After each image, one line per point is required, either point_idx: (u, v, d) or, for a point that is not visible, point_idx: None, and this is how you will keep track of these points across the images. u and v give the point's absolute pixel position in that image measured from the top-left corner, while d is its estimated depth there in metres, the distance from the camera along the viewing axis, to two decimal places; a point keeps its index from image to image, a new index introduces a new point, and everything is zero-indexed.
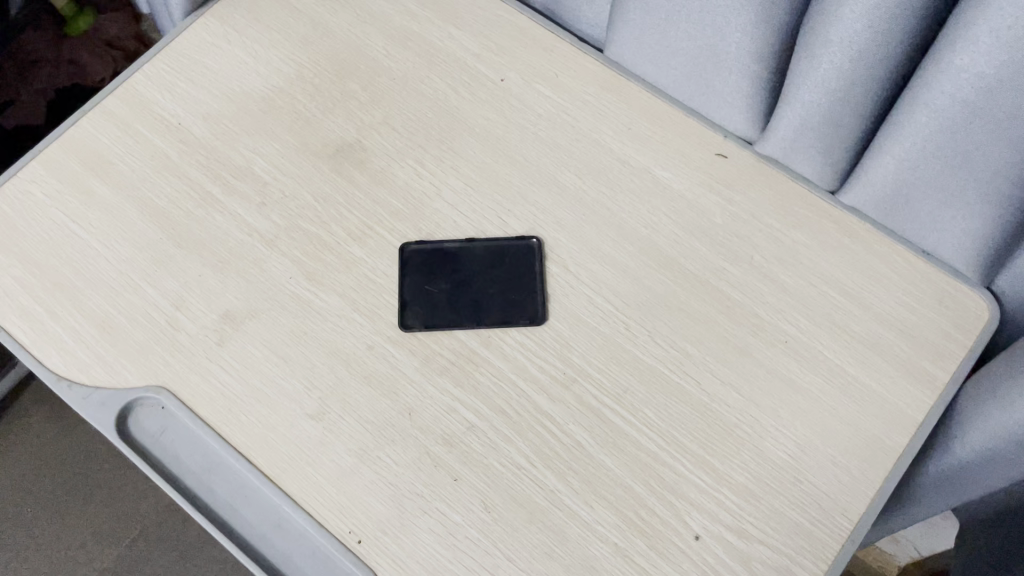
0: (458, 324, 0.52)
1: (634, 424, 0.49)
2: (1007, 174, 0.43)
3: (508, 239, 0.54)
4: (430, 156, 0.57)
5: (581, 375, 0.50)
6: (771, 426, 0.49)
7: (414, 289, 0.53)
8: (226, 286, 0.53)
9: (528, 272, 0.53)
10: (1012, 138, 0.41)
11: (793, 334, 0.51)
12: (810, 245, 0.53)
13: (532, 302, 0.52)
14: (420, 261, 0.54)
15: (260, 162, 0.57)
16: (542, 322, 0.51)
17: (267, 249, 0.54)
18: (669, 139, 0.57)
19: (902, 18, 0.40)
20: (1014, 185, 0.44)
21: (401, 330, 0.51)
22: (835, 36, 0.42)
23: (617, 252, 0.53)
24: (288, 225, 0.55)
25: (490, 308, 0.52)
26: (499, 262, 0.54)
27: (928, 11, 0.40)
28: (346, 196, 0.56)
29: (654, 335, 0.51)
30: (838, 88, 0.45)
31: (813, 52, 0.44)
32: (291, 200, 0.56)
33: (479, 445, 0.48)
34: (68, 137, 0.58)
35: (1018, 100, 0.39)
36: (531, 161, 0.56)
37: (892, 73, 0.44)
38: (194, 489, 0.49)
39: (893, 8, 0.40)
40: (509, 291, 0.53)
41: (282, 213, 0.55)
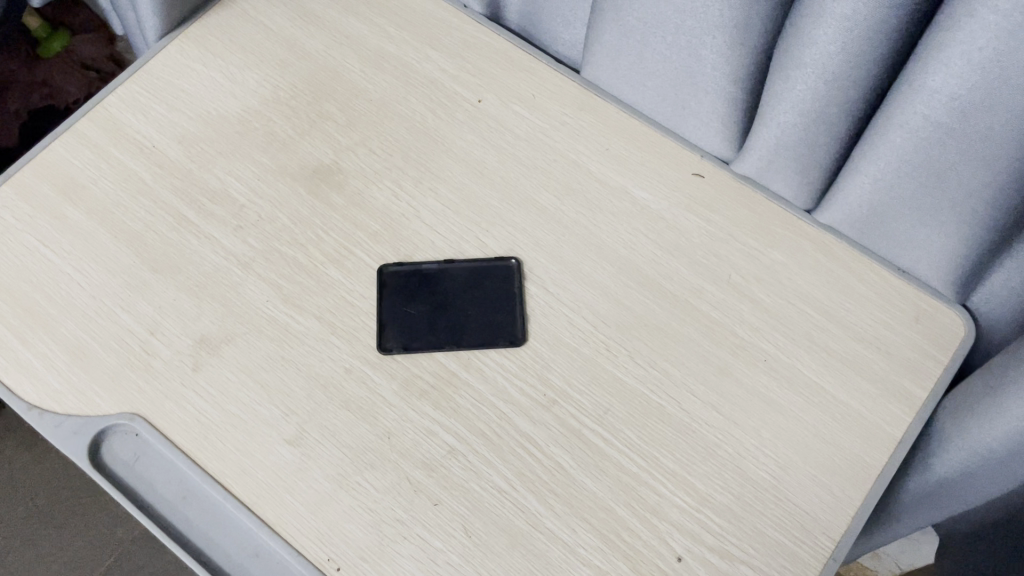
0: (437, 346, 0.51)
1: (616, 445, 0.49)
2: (981, 195, 0.44)
3: (487, 260, 0.54)
4: (408, 177, 0.57)
5: (562, 396, 0.50)
6: (752, 446, 0.49)
7: (394, 310, 0.52)
8: (202, 311, 0.52)
9: (507, 293, 0.53)
10: (986, 158, 0.41)
11: (772, 352, 0.51)
12: (788, 263, 0.53)
13: (512, 323, 0.52)
14: (400, 282, 0.53)
15: (236, 185, 0.56)
16: (521, 343, 0.51)
17: (243, 273, 0.53)
18: (647, 160, 0.57)
19: (874, 41, 0.40)
20: (987, 204, 0.44)
21: (379, 352, 0.51)
22: (810, 57, 0.42)
23: (596, 272, 0.53)
24: (264, 248, 0.54)
25: (471, 329, 0.52)
26: (479, 283, 0.53)
27: (901, 33, 0.40)
28: (322, 219, 0.55)
29: (635, 355, 0.51)
30: (813, 109, 0.45)
31: (789, 73, 0.44)
32: (268, 223, 0.55)
33: (460, 469, 0.48)
34: (40, 161, 0.57)
35: (991, 122, 0.39)
36: (509, 182, 0.56)
37: (866, 94, 0.44)
38: (169, 517, 0.48)
39: (866, 32, 0.40)
40: (489, 312, 0.52)
41: (259, 236, 0.55)
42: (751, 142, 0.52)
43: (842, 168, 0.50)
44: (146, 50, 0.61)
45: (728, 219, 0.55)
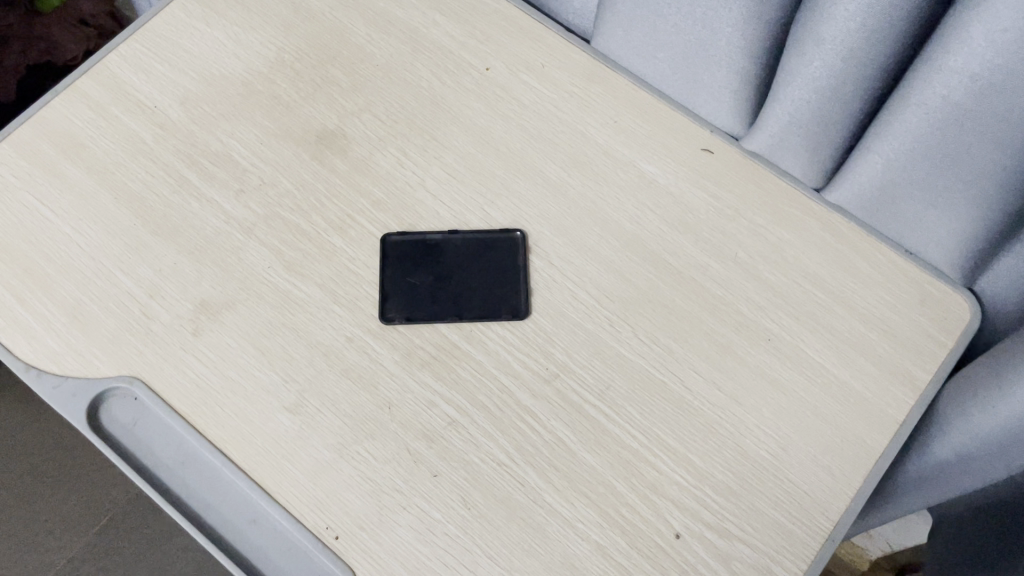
0: (440, 317, 0.51)
1: (617, 421, 0.48)
2: (996, 179, 0.43)
3: (491, 232, 0.53)
4: (413, 145, 0.56)
5: (564, 370, 0.50)
6: (753, 425, 0.48)
7: (398, 281, 0.52)
8: (202, 274, 0.52)
9: (511, 265, 0.52)
10: (1003, 141, 0.41)
11: (776, 332, 0.51)
12: (794, 242, 0.53)
13: (515, 296, 0.51)
14: (404, 252, 0.53)
15: (239, 148, 0.55)
16: (524, 316, 0.51)
17: (245, 237, 0.53)
18: (655, 134, 0.56)
19: (897, 19, 0.39)
20: (1001, 188, 0.44)
21: (382, 322, 0.51)
22: (829, 32, 0.41)
23: (601, 246, 0.53)
24: (266, 212, 0.54)
25: (474, 300, 0.52)
26: (483, 254, 0.53)
27: (925, 11, 0.39)
28: (324, 185, 0.55)
29: (638, 332, 0.51)
30: (829, 86, 0.45)
31: (806, 48, 0.43)
32: (270, 187, 0.54)
33: (460, 441, 0.48)
34: (39, 118, 0.56)
35: (1011, 104, 0.39)
36: (515, 152, 0.56)
37: (885, 73, 0.44)
38: (167, 481, 0.48)
39: (888, 9, 0.39)
40: (492, 283, 0.52)
41: (261, 201, 0.54)
42: (764, 120, 0.51)
43: (855, 146, 0.49)
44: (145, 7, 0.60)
45: (734, 195, 0.54)
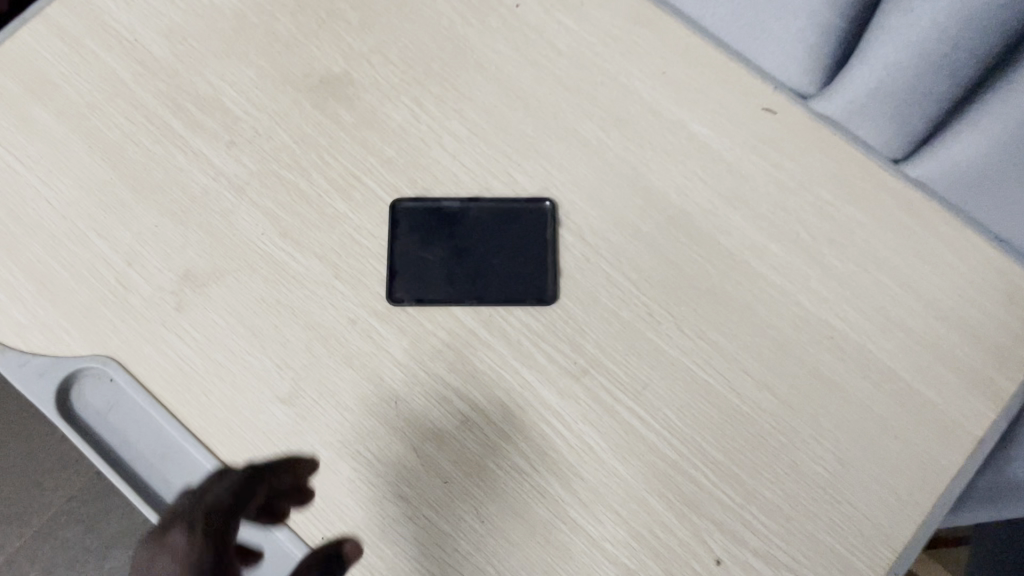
0: (455, 300, 0.44)
1: (653, 427, 0.43)
2: None
3: (517, 202, 0.46)
4: (430, 94, 0.48)
5: (595, 365, 0.44)
6: (809, 437, 0.42)
7: (409, 257, 0.45)
8: (187, 240, 0.46)
9: (539, 242, 0.46)
10: None
11: (841, 328, 0.44)
12: (866, 223, 0.46)
13: (541, 278, 0.45)
14: (418, 223, 0.46)
15: (230, 93, 0.48)
16: (550, 302, 0.44)
17: (237, 198, 0.46)
18: (709, 88, 0.48)
19: None
20: None
21: (389, 303, 0.44)
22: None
23: (642, 221, 0.46)
24: (261, 169, 0.47)
25: (494, 281, 0.45)
26: (507, 227, 0.46)
27: None
28: (329, 141, 0.48)
29: (682, 324, 0.44)
30: (935, 46, 0.37)
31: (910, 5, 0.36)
32: (268, 141, 0.48)
33: (474, 444, 0.42)
34: (4, 51, 0.49)
35: None
36: (547, 106, 0.48)
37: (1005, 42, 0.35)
38: (146, 477, 0.43)
39: None
40: (517, 263, 0.45)
41: (256, 157, 0.47)
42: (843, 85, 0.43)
43: (950, 120, 0.42)
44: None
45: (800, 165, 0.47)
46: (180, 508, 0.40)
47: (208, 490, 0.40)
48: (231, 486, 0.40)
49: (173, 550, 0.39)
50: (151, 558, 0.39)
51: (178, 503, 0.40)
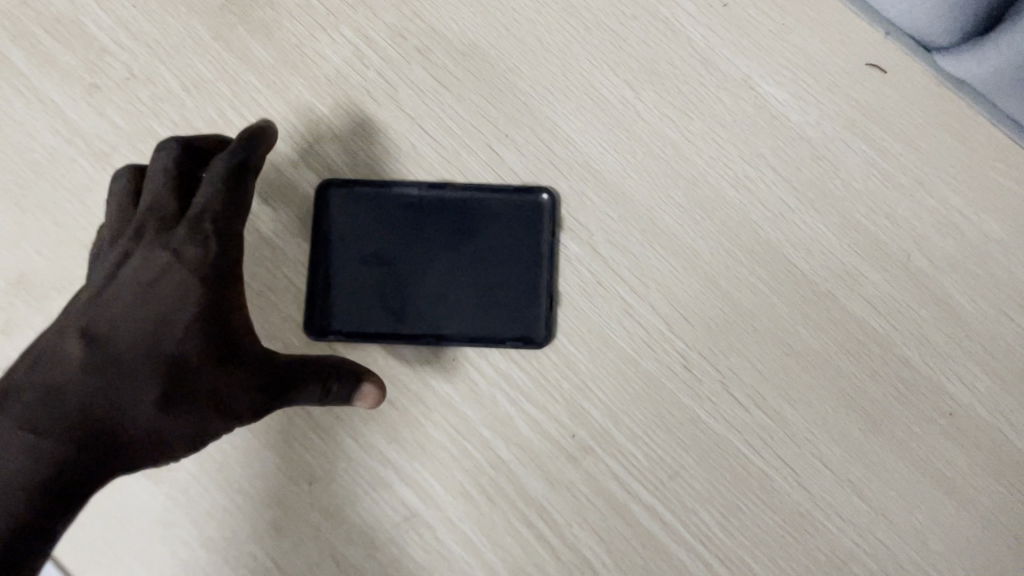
0: (403, 336, 0.31)
1: (681, 536, 0.30)
2: None
3: (502, 190, 0.31)
4: (378, 20, 0.33)
5: (602, 442, 0.30)
6: (902, 560, 0.30)
7: (337, 264, 0.31)
8: (25, 231, 0.32)
9: (529, 252, 0.31)
10: None
11: (963, 402, 0.30)
12: (1013, 245, 0.31)
13: (530, 309, 0.31)
14: (353, 212, 0.31)
15: (89, 10, 0.33)
16: (542, 344, 0.31)
17: (100, 168, 0.32)
18: (790, 28, 0.32)
19: None
20: None
21: (307, 336, 0.31)
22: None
23: (681, 228, 0.31)
24: (133, 124, 0.32)
25: (460, 306, 0.31)
26: (486, 227, 0.31)
27: None
28: (229, 83, 0.33)
29: (731, 384, 0.30)
30: None
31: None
32: (142, 82, 0.33)
33: (422, 551, 0.30)
34: None
35: None
36: (550, 46, 0.33)
37: None
38: None
39: None
40: (496, 281, 0.31)
41: (126, 106, 0.33)
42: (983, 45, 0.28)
43: None
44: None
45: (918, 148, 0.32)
46: (215, 217, 0.27)
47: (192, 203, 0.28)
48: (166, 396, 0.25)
49: (176, 252, 0.27)
50: (148, 257, 0.27)
51: (213, 198, 0.27)
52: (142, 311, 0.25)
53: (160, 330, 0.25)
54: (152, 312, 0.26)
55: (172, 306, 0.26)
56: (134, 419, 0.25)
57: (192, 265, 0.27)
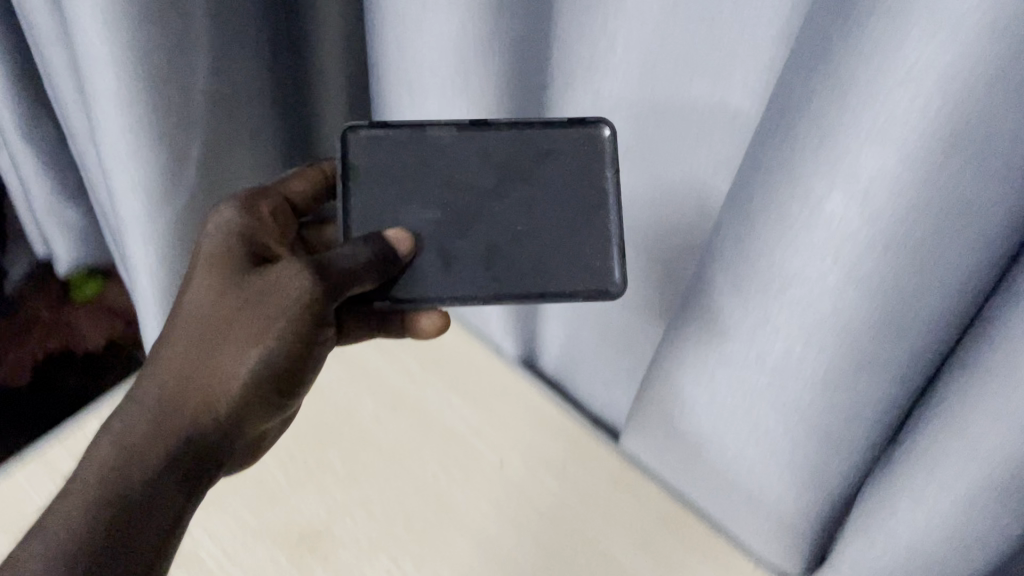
0: (498, 231, 0.49)
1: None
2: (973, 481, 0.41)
3: (568, 120, 0.48)
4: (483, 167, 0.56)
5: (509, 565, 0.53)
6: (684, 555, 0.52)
7: (433, 180, 0.49)
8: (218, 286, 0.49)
9: (587, 170, 0.49)
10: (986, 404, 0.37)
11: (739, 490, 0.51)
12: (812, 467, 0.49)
13: (597, 224, 0.49)
14: (399, 166, 0.49)
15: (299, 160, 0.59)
16: (620, 292, 0.48)
17: (340, 203, 0.48)
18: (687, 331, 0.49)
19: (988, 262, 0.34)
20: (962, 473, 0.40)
21: (417, 298, 0.48)
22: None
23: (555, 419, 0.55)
24: (366, 165, 0.48)
25: (539, 268, 0.49)
26: (554, 155, 0.49)
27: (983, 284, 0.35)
28: (429, 127, 0.49)
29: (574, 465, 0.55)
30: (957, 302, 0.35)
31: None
32: (369, 139, 0.49)
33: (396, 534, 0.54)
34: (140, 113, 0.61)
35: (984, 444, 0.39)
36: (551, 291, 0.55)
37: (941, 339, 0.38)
38: None
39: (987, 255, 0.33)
40: (572, 248, 0.49)
41: (360, 153, 0.48)
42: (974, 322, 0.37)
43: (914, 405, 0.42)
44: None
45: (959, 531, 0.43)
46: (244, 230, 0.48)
47: (218, 245, 0.47)
48: (266, 325, 0.44)
49: (224, 279, 0.45)
50: (190, 275, 0.46)
51: (241, 220, 0.49)
52: (201, 298, 0.45)
53: (208, 300, 0.44)
54: (222, 292, 0.45)
55: (223, 283, 0.45)
56: (222, 355, 0.44)
57: (298, 270, 0.44)
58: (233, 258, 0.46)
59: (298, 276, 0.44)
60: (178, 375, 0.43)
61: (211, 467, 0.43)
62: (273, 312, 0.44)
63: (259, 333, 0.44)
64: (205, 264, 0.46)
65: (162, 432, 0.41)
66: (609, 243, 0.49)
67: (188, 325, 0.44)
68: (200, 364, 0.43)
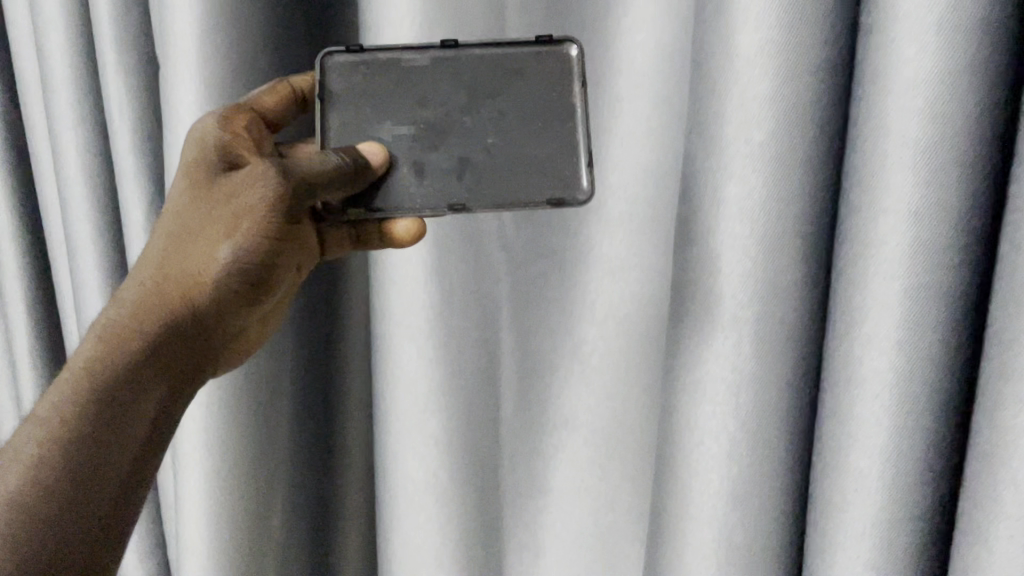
0: (468, 145, 0.52)
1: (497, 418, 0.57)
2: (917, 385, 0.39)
3: (535, 43, 0.51)
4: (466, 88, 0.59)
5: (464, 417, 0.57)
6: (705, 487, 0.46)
7: (406, 100, 0.52)
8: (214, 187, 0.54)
9: (552, 90, 0.52)
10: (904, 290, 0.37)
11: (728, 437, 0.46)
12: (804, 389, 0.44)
13: (563, 137, 0.52)
14: (375, 86, 0.52)
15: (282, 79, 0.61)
16: (588, 194, 0.50)
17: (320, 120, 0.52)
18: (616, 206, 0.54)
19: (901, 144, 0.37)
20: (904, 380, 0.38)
21: (390, 203, 0.51)
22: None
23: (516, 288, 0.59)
24: (348, 89, 0.52)
25: (506, 179, 0.52)
26: (520, 78, 0.52)
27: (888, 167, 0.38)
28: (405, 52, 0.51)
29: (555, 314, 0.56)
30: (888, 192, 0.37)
31: (882, 96, 0.37)
32: (348, 64, 0.52)
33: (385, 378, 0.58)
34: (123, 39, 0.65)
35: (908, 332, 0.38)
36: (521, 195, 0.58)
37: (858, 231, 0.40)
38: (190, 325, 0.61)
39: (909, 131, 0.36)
40: (540, 160, 0.52)
41: (340, 77, 0.52)
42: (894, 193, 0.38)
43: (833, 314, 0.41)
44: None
45: (891, 514, 0.40)
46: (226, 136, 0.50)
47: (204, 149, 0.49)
48: (250, 213, 0.48)
49: (206, 183, 0.49)
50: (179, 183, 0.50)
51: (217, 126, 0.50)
52: (184, 205, 0.49)
53: (187, 206, 0.49)
54: (202, 198, 0.49)
55: (203, 188, 0.49)
56: (199, 255, 0.49)
57: (274, 166, 0.48)
58: (210, 164, 0.49)
59: (277, 172, 0.48)
60: (159, 279, 0.49)
61: (185, 366, 0.49)
62: (247, 207, 0.48)
63: (235, 228, 0.48)
64: (191, 168, 0.49)
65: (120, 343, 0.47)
66: (577, 154, 0.52)
67: (170, 234, 0.49)
68: (178, 271, 0.48)
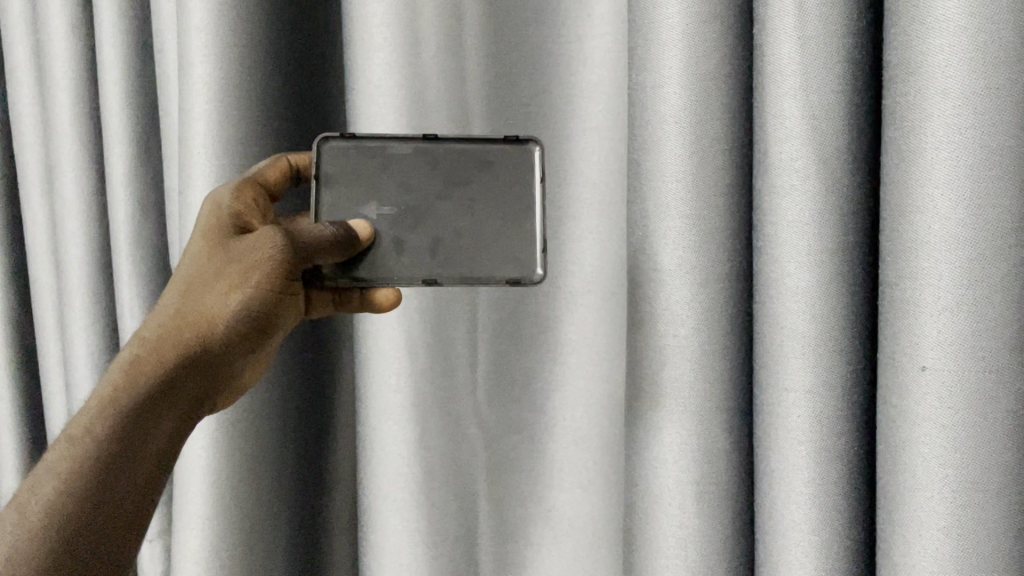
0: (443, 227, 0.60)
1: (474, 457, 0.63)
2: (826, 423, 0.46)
3: (505, 141, 0.60)
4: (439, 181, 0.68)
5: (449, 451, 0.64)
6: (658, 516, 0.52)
7: (389, 185, 0.59)
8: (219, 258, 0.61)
9: (515, 181, 0.60)
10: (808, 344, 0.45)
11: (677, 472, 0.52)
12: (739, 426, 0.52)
13: (523, 222, 0.60)
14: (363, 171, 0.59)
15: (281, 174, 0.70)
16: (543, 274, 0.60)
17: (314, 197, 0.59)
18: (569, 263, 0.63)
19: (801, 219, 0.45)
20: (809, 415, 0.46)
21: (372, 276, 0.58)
22: (928, 153, 0.40)
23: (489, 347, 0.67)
24: (339, 172, 0.59)
25: (475, 256, 0.60)
26: (490, 170, 0.60)
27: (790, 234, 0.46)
28: (393, 143, 0.59)
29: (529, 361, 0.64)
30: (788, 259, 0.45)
31: (774, 183, 0.46)
32: (341, 150, 0.59)
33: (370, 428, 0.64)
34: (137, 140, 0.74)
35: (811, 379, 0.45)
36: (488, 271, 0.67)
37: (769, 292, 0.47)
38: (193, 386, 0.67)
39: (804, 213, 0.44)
40: (503, 243, 0.60)
41: (333, 161, 0.59)
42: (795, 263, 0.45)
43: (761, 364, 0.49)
44: (162, 46, 0.70)
45: (818, 520, 0.46)
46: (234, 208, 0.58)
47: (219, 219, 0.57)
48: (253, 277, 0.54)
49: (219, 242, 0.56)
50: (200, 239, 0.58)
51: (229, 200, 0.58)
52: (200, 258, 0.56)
53: (203, 260, 0.56)
54: (214, 254, 0.56)
55: (216, 245, 0.56)
56: (207, 299, 0.55)
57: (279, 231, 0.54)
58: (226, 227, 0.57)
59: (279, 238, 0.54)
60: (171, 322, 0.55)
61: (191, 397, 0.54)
62: (252, 263, 0.54)
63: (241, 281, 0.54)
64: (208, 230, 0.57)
65: (136, 374, 0.52)
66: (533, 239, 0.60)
67: (188, 281, 0.56)
68: (193, 311, 0.55)
